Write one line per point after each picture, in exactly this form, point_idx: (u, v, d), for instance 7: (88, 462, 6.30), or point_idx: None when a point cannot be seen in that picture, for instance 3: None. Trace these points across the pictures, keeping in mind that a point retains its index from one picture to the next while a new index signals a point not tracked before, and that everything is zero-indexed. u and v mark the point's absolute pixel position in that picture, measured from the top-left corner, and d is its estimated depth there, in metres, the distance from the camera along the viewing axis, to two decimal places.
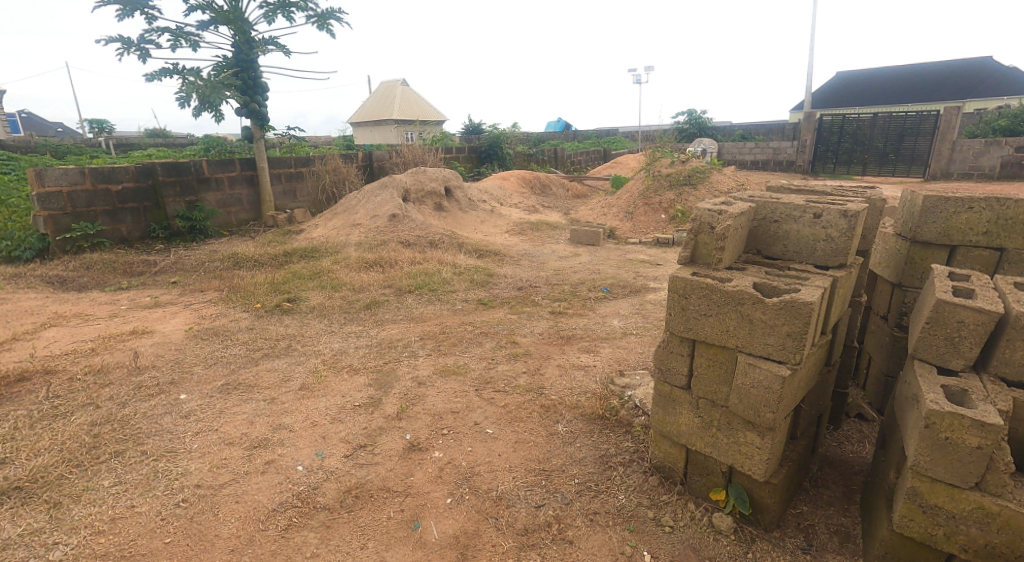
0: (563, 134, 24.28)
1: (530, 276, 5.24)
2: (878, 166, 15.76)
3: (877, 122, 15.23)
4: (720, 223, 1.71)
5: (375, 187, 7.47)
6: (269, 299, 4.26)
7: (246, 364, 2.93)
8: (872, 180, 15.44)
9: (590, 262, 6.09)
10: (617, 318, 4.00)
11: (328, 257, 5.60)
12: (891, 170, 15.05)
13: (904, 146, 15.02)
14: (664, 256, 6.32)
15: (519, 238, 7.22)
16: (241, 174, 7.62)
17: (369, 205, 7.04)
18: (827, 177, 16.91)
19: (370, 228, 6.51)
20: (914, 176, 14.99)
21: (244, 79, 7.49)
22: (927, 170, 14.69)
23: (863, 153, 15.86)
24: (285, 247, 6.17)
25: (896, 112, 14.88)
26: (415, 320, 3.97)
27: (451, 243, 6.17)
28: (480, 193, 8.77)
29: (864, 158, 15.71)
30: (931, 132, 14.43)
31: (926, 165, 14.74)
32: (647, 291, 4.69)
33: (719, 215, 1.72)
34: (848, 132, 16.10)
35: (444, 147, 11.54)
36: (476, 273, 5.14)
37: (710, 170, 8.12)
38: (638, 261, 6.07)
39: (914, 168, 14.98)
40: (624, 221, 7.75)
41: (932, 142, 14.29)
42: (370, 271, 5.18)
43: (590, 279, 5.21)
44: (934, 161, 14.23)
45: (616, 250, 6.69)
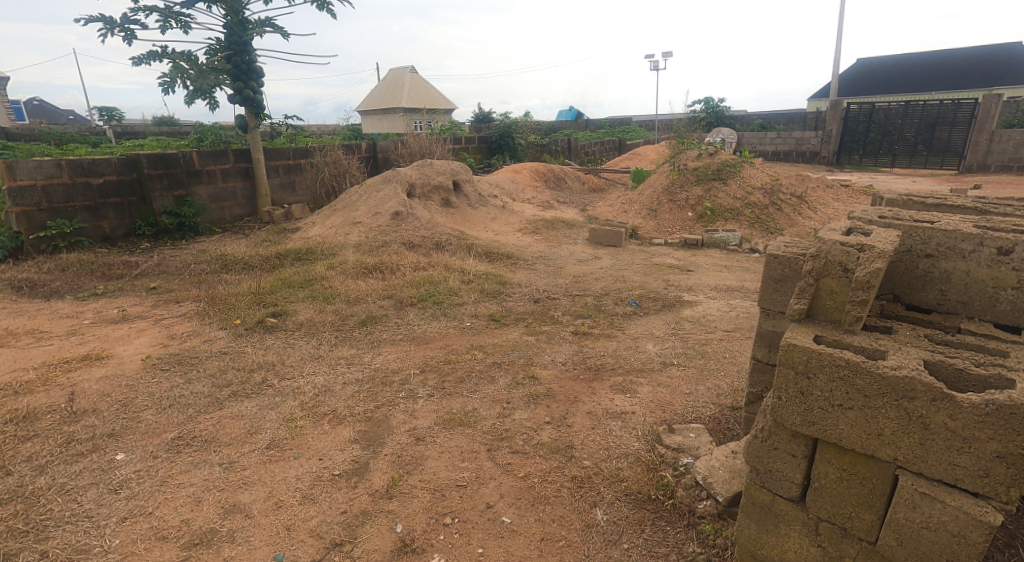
0: (575, 123, 23.60)
1: (547, 285, 4.69)
2: (908, 157, 15.06)
3: (909, 111, 14.52)
4: (862, 270, 1.37)
5: (377, 181, 6.93)
6: (251, 314, 3.72)
7: (207, 407, 2.39)
8: (903, 172, 14.77)
9: (613, 266, 5.53)
10: (651, 341, 3.43)
11: (324, 261, 5.07)
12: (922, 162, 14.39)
13: (936, 137, 14.33)
14: (694, 260, 5.76)
15: (534, 237, 6.67)
16: (235, 166, 7.11)
17: (372, 201, 6.51)
18: (852, 169, 16.22)
19: (372, 227, 5.98)
20: (947, 170, 14.32)
21: (239, 63, 6.94)
22: (962, 162, 14.01)
23: (893, 144, 15.14)
24: (278, 248, 5.65)
25: (929, 101, 14.17)
26: (416, 343, 3.44)
27: (461, 245, 5.63)
28: (491, 187, 8.21)
29: (893, 149, 15.02)
30: (968, 121, 13.68)
31: (961, 157, 14.04)
32: (681, 306, 4.13)
33: (861, 259, 1.37)
34: (877, 122, 15.38)
35: (452, 137, 10.95)
36: (487, 281, 4.59)
37: (741, 163, 7.51)
38: (665, 266, 5.53)
39: (948, 160, 14.30)
40: (647, 219, 7.18)
41: (968, 132, 13.61)
42: (369, 278, 4.65)
43: (612, 288, 4.67)
44: (970, 152, 13.60)
45: (640, 252, 6.13)
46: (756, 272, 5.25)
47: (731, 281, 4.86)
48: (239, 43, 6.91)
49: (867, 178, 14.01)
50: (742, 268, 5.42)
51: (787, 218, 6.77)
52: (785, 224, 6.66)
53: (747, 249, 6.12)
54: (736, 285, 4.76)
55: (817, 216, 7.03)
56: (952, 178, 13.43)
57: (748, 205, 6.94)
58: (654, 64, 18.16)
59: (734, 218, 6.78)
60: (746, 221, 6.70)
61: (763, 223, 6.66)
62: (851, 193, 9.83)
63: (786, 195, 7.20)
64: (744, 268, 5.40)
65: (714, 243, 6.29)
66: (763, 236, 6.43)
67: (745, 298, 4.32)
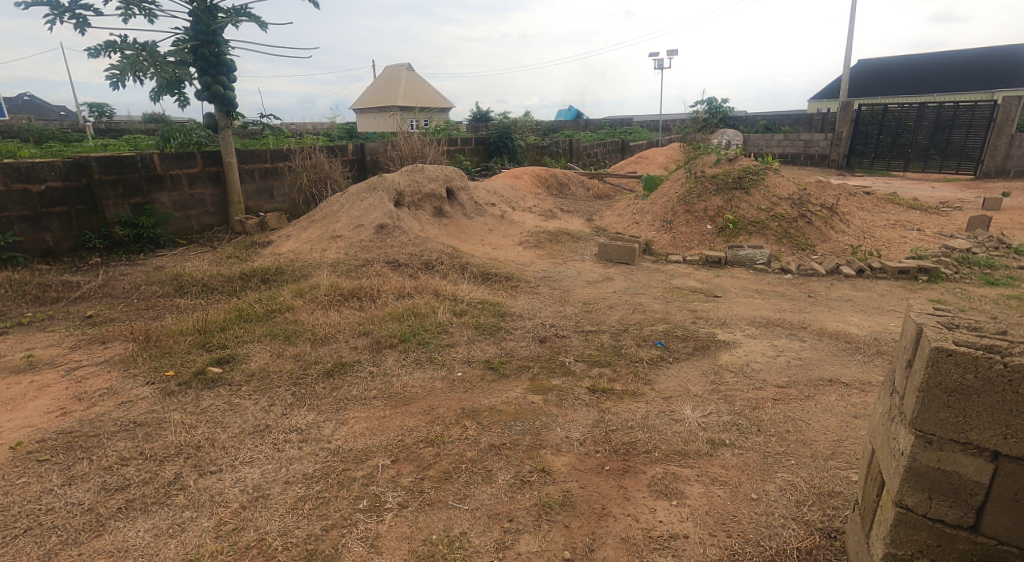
0: (576, 123, 22.88)
1: (554, 318, 4.00)
2: (921, 161, 14.44)
3: (924, 112, 13.91)
4: None
5: (361, 188, 6.21)
6: (191, 360, 3.00)
7: (77, 533, 1.70)
8: (916, 177, 14.16)
9: (627, 290, 4.85)
10: (688, 403, 2.73)
11: (294, 285, 4.36)
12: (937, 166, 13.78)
13: (951, 140, 13.70)
14: (719, 283, 5.09)
15: (536, 253, 5.99)
16: (203, 170, 6.41)
17: (354, 211, 5.81)
18: (863, 172, 15.58)
19: (353, 242, 5.28)
20: (964, 175, 13.70)
21: (206, 55, 6.14)
22: (979, 166, 13.35)
23: (905, 148, 14.53)
24: (245, 266, 4.93)
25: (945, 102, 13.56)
26: (393, 405, 2.74)
27: (454, 264, 4.94)
28: (489, 194, 7.51)
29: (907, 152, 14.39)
30: (986, 124, 13.01)
31: (978, 161, 13.39)
32: (716, 348, 3.44)
33: None
34: (889, 125, 14.77)
35: (447, 138, 10.21)
36: (483, 314, 3.89)
37: (765, 171, 6.84)
38: (686, 290, 4.85)
39: (964, 164, 13.67)
40: (661, 232, 6.52)
41: (987, 134, 12.97)
42: (343, 307, 3.94)
43: (630, 321, 3.98)
44: (988, 156, 12.97)
45: (656, 271, 5.44)
46: (792, 300, 4.58)
47: (767, 313, 4.19)
48: (208, 32, 6.10)
49: (881, 184, 13.38)
50: (776, 294, 4.75)
51: (818, 232, 6.10)
52: (816, 239, 6.00)
53: (777, 268, 5.45)
54: (774, 317, 4.08)
55: (850, 229, 6.36)
56: (970, 183, 12.79)
57: (774, 217, 6.26)
58: (658, 62, 17.43)
59: (758, 232, 6.12)
60: (772, 236, 6.04)
61: (792, 238, 5.99)
62: (874, 201, 9.17)
63: (815, 205, 6.52)
64: (777, 295, 4.74)
65: (739, 261, 5.63)
66: (792, 253, 5.77)
67: (790, 337, 3.63)
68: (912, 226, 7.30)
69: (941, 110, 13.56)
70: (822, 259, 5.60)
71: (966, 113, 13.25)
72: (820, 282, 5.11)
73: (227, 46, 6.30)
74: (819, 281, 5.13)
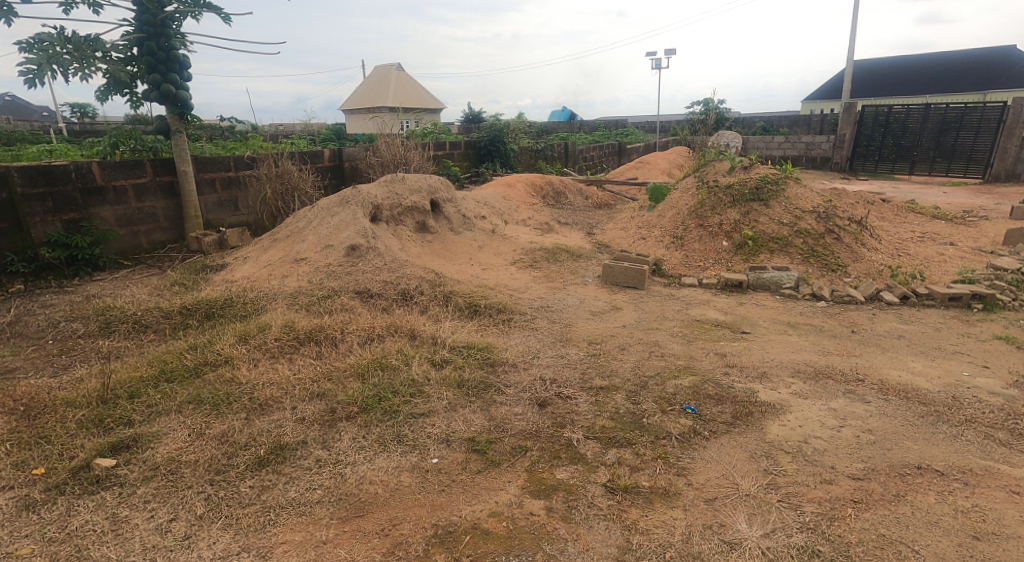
0: (570, 125, 22.22)
1: (555, 367, 3.30)
2: (926, 165, 13.86)
3: (929, 114, 13.37)
4: None
5: (332, 201, 5.47)
6: (76, 446, 2.26)
7: None
8: (922, 180, 13.54)
9: (639, 325, 4.16)
10: (740, 511, 2.04)
11: (242, 323, 3.63)
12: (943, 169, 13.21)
13: (958, 143, 13.15)
14: (743, 314, 4.41)
15: (532, 276, 5.30)
16: (153, 180, 5.65)
17: (323, 228, 5.08)
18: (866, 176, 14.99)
19: (319, 266, 4.55)
20: (971, 178, 13.08)
21: (154, 50, 5.34)
22: (988, 170, 12.73)
23: (910, 151, 13.96)
24: (189, 296, 4.19)
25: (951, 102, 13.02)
26: (342, 517, 2.03)
27: (437, 295, 4.23)
28: (479, 206, 6.80)
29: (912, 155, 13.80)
30: (995, 127, 12.40)
31: (987, 164, 12.79)
32: (761, 412, 2.73)
33: None
34: (893, 127, 14.22)
35: (435, 143, 9.48)
36: (468, 364, 3.18)
37: (784, 180, 6.20)
38: (708, 324, 4.16)
39: (972, 168, 13.04)
40: (672, 250, 5.86)
41: (996, 136, 12.42)
42: (297, 356, 3.22)
43: (648, 370, 3.28)
44: (997, 159, 12.40)
45: (669, 298, 4.75)
46: (834, 337, 3.90)
47: (809, 356, 3.52)
48: (157, 23, 5.32)
49: (888, 189, 12.76)
50: (813, 329, 4.07)
51: (849, 250, 5.44)
52: (847, 259, 5.34)
53: (807, 294, 4.79)
54: (820, 363, 3.39)
55: (882, 246, 5.70)
56: (981, 188, 12.18)
57: (798, 233, 5.61)
58: (656, 62, 16.80)
59: (781, 251, 5.49)
60: (797, 255, 5.41)
61: (820, 257, 5.34)
62: (893, 209, 8.52)
63: (843, 219, 5.85)
64: (814, 329, 4.07)
65: (763, 285, 4.99)
66: (822, 275, 5.13)
67: (847, 392, 2.94)
68: (943, 240, 6.64)
69: (948, 111, 13.01)
70: (857, 283, 4.95)
71: (975, 115, 12.68)
72: (859, 312, 4.44)
73: (180, 41, 5.53)
74: (858, 311, 4.47)
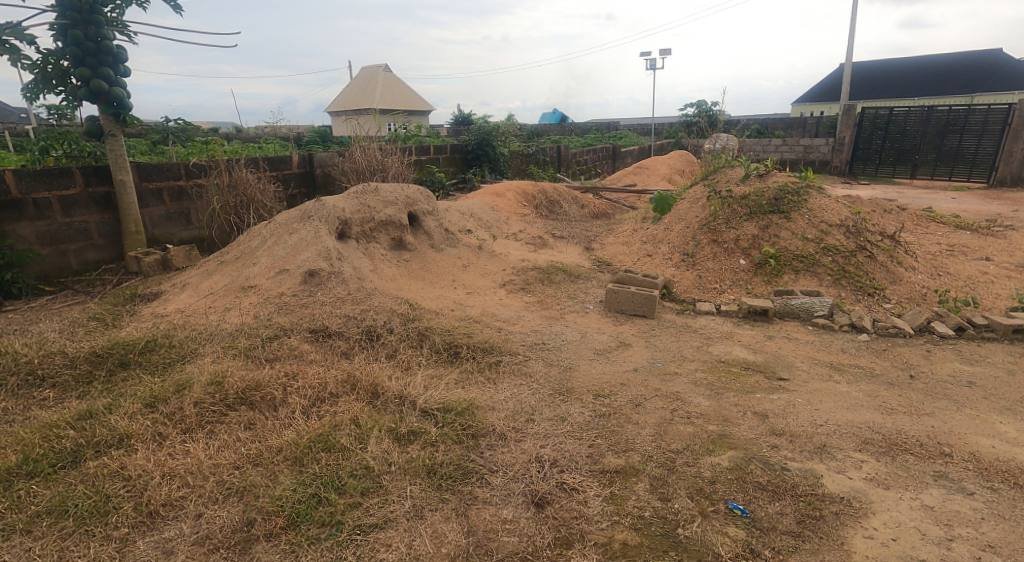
0: (561, 127, 21.55)
1: (556, 437, 2.59)
2: (929, 168, 13.29)
3: (932, 116, 12.82)
4: None
5: (292, 215, 4.70)
6: None
7: None
8: (925, 184, 12.96)
9: (654, 369, 3.47)
10: None
11: (160, 378, 2.88)
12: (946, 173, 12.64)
13: (962, 146, 12.58)
14: (774, 352, 3.73)
15: (525, 303, 4.61)
16: (85, 192, 4.89)
17: (279, 249, 4.33)
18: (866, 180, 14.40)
19: (270, 297, 3.80)
20: (976, 183, 12.50)
21: (80, 38, 4.55)
22: (993, 174, 12.17)
23: (912, 154, 13.39)
24: (105, 335, 3.43)
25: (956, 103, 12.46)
26: None
27: (410, 333, 3.50)
28: (464, 218, 6.10)
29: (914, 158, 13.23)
30: (1001, 129, 11.86)
31: (991, 168, 12.23)
32: (835, 514, 2.04)
33: None
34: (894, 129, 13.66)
35: (418, 147, 8.76)
36: (443, 438, 2.46)
37: (806, 191, 5.56)
38: (736, 367, 3.47)
39: (976, 171, 12.46)
40: (682, 270, 5.20)
41: (1002, 139, 11.86)
42: (220, 427, 2.47)
43: (673, 441, 2.57)
44: (1003, 163, 11.84)
45: (686, 331, 4.06)
46: (890, 383, 3.22)
47: (869, 414, 2.83)
48: (83, 8, 4.53)
49: (893, 194, 12.18)
50: (864, 372, 3.39)
51: (884, 271, 4.79)
52: (883, 280, 4.69)
53: (845, 324, 4.13)
54: (888, 426, 2.71)
55: (920, 264, 5.05)
56: (989, 194, 11.62)
57: (826, 251, 4.96)
58: (651, 62, 16.18)
59: (807, 271, 4.84)
60: (827, 276, 4.76)
61: (853, 279, 4.69)
62: (912, 218, 7.87)
63: (874, 235, 5.23)
64: (863, 373, 3.38)
65: (792, 312, 4.34)
66: (857, 301, 4.48)
67: (937, 477, 2.26)
68: (977, 255, 6.01)
69: (952, 112, 12.45)
70: (901, 311, 4.29)
71: (980, 117, 12.14)
72: (909, 347, 3.77)
73: (114, 29, 4.74)
74: (908, 346, 3.79)
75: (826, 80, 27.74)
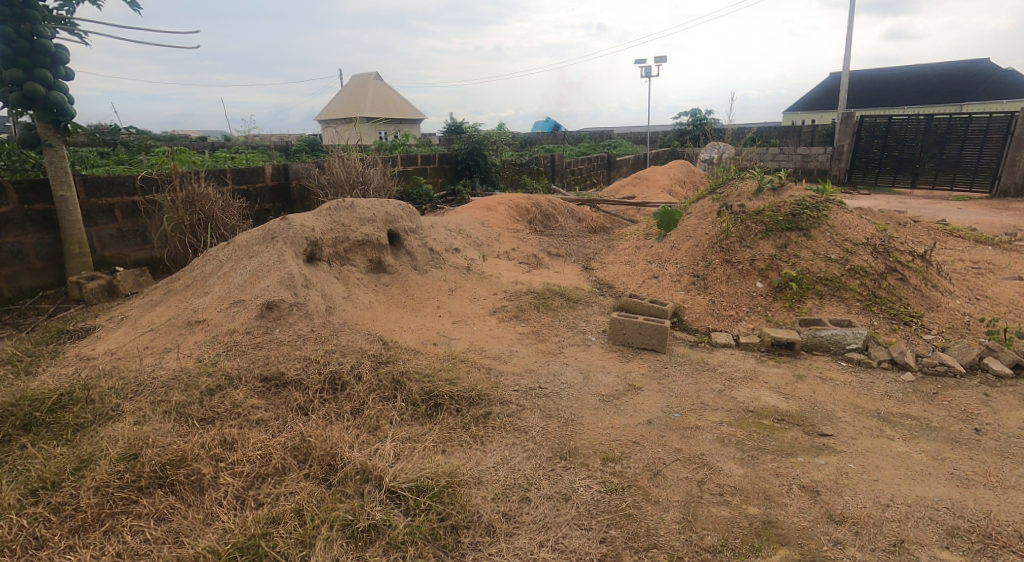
0: (554, 136, 21.11)
1: (558, 530, 2.07)
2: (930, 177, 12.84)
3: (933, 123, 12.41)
4: None
5: (253, 235, 4.13)
6: None
7: None
8: (925, 194, 12.57)
9: (671, 421, 2.94)
10: None
11: (61, 448, 2.29)
12: (948, 182, 12.23)
13: (964, 155, 12.18)
14: (808, 397, 3.21)
15: (519, 335, 4.07)
16: (20, 210, 4.32)
17: (236, 275, 3.76)
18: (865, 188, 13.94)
19: (219, 334, 3.23)
20: (978, 193, 12.11)
21: (11, 37, 3.97)
22: (996, 184, 11.77)
23: (912, 162, 12.92)
24: (14, 383, 2.85)
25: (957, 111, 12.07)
26: None
27: (382, 382, 2.93)
28: (450, 236, 5.57)
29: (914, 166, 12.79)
30: (1002, 138, 11.48)
31: (994, 177, 11.83)
32: None
33: None
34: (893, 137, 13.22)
35: (404, 157, 8.23)
36: (416, 536, 1.96)
37: (826, 206, 5.08)
38: (768, 418, 2.95)
39: (978, 181, 12.08)
40: (693, 295, 4.69)
41: (1004, 147, 11.47)
42: (123, 526, 1.92)
43: (706, 532, 2.08)
44: (1007, 172, 11.44)
45: (703, 371, 3.53)
46: (955, 441, 2.70)
47: (942, 488, 2.30)
48: (14, 3, 3.96)
49: (895, 204, 11.75)
50: (920, 425, 2.87)
51: (918, 295, 4.30)
52: (919, 307, 4.20)
53: (884, 360, 3.62)
54: (971, 508, 2.18)
55: (955, 288, 4.57)
56: (995, 204, 11.19)
57: (853, 272, 4.45)
58: (646, 70, 15.80)
59: (833, 296, 4.34)
60: (855, 301, 4.26)
61: (886, 305, 4.20)
62: (927, 230, 7.40)
63: (904, 254, 4.73)
64: (918, 425, 2.86)
65: (822, 346, 3.82)
66: (893, 331, 3.98)
67: None
68: (1008, 274, 5.53)
69: (953, 120, 12.07)
70: (945, 343, 3.79)
71: (981, 126, 11.74)
72: (963, 391, 3.25)
73: (52, 27, 4.18)
74: (962, 389, 3.27)
75: (818, 88, 27.47)
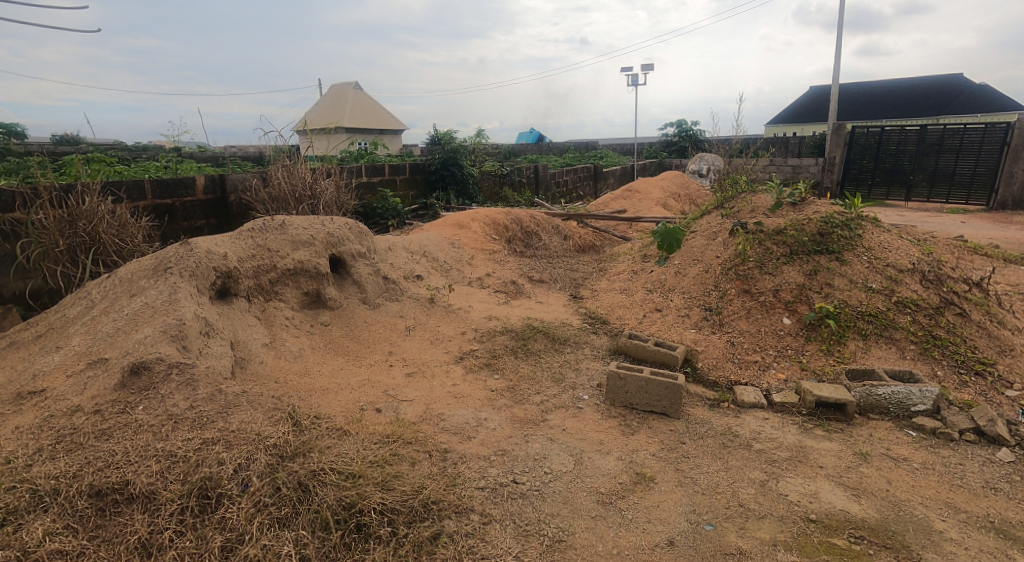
0: (536, 147, 20.31)
1: None
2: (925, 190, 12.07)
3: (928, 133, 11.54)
4: None
5: (143, 265, 3.15)
6: None
7: None
8: (919, 206, 11.85)
9: (705, 543, 2.03)
10: None
11: None
12: (945, 195, 11.67)
13: (959, 167, 11.54)
14: (886, 492, 2.32)
15: (491, 393, 3.14)
16: None
17: (108, 321, 2.79)
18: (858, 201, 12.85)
19: (55, 414, 2.25)
20: (974, 205, 11.45)
21: None
22: (993, 196, 11.17)
23: (908, 174, 12.01)
24: None
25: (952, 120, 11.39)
26: None
27: (279, 492, 1.98)
28: (412, 259, 4.64)
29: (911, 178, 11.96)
30: (999, 149, 10.92)
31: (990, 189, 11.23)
32: None
33: None
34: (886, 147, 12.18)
35: (368, 167, 7.30)
36: None
37: (861, 224, 4.25)
38: (841, 536, 2.06)
39: (975, 193, 11.43)
40: (708, 335, 3.80)
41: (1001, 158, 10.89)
42: None
43: None
44: (1005, 184, 10.90)
45: (737, 449, 2.64)
46: None
47: None
48: None
49: (891, 217, 11.02)
50: None
51: (986, 336, 3.46)
52: (991, 351, 3.36)
53: (968, 429, 2.76)
54: None
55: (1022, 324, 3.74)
56: (997, 218, 10.55)
57: (903, 307, 3.61)
58: (634, 77, 15.08)
59: (881, 337, 3.48)
60: (910, 345, 3.40)
61: (949, 349, 3.35)
62: (951, 247, 6.61)
63: (958, 282, 3.91)
64: None
65: (880, 408, 2.96)
66: (965, 385, 3.13)
67: None
68: None
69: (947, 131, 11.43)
70: None
71: (977, 136, 11.11)
72: None
73: None
74: None
75: (802, 100, 27.13)
